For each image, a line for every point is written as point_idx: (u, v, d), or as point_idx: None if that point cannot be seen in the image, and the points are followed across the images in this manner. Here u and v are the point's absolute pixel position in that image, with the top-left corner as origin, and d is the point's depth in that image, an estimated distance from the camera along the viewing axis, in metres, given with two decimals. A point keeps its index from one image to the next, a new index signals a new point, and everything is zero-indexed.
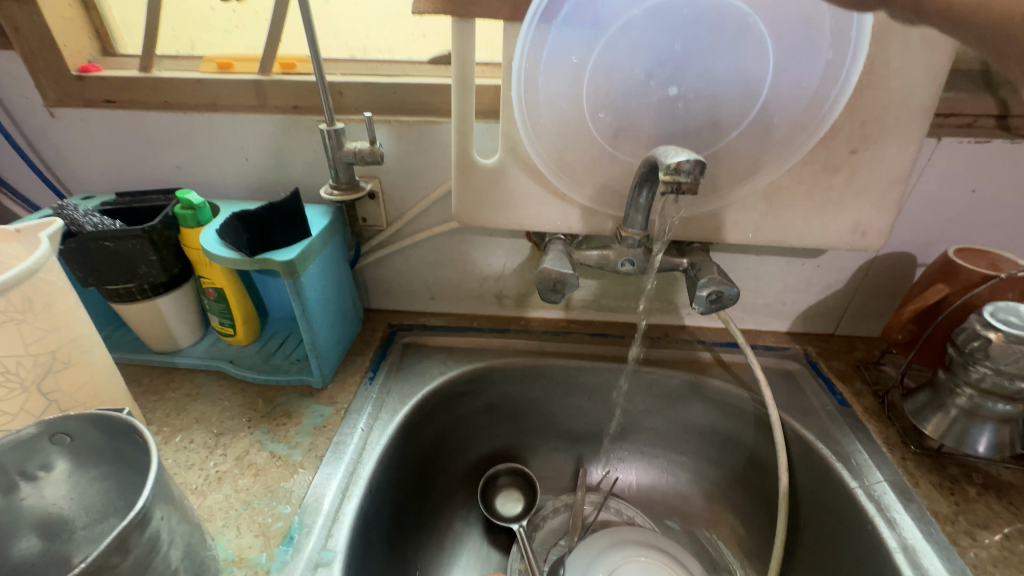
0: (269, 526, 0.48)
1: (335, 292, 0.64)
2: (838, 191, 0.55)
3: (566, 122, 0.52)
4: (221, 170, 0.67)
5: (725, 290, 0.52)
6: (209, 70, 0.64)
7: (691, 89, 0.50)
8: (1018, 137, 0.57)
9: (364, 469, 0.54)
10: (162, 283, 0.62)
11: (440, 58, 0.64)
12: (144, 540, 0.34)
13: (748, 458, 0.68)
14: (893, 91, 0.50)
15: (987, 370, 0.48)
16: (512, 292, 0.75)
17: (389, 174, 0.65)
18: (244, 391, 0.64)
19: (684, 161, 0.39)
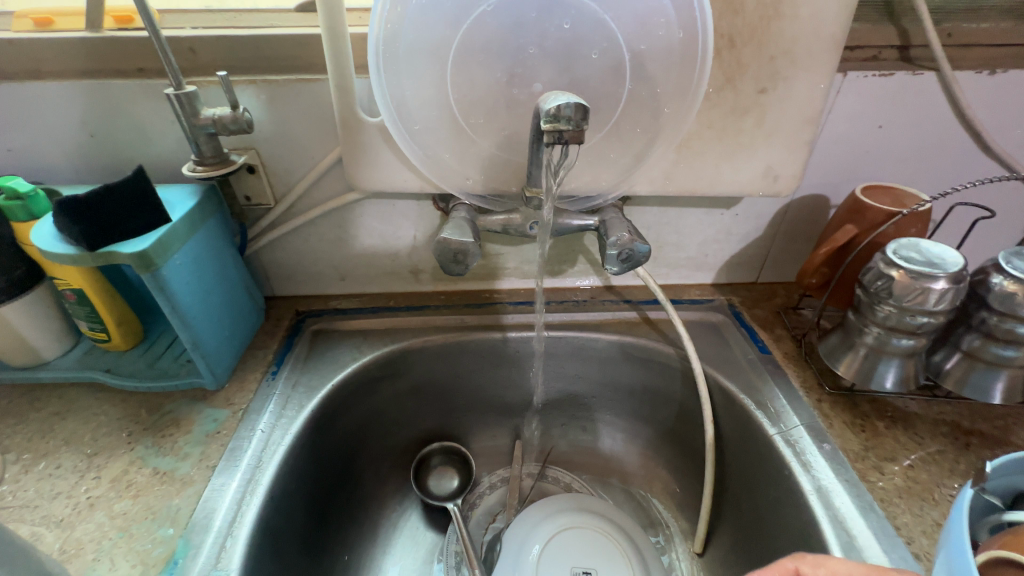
0: (149, 552, 0.43)
1: (218, 283, 0.57)
2: (747, 134, 0.53)
3: (445, 75, 0.46)
4: (62, 152, 0.57)
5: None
6: (24, 29, 0.53)
7: (582, 27, 0.44)
8: (918, 67, 0.56)
9: (264, 475, 0.49)
10: (4, 290, 0.53)
11: (309, 5, 0.55)
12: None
13: (678, 414, 0.67)
14: (800, 20, 0.47)
15: (891, 308, 0.48)
16: (427, 266, 0.70)
17: (266, 143, 0.57)
18: (125, 401, 0.56)
19: (564, 105, 0.35)
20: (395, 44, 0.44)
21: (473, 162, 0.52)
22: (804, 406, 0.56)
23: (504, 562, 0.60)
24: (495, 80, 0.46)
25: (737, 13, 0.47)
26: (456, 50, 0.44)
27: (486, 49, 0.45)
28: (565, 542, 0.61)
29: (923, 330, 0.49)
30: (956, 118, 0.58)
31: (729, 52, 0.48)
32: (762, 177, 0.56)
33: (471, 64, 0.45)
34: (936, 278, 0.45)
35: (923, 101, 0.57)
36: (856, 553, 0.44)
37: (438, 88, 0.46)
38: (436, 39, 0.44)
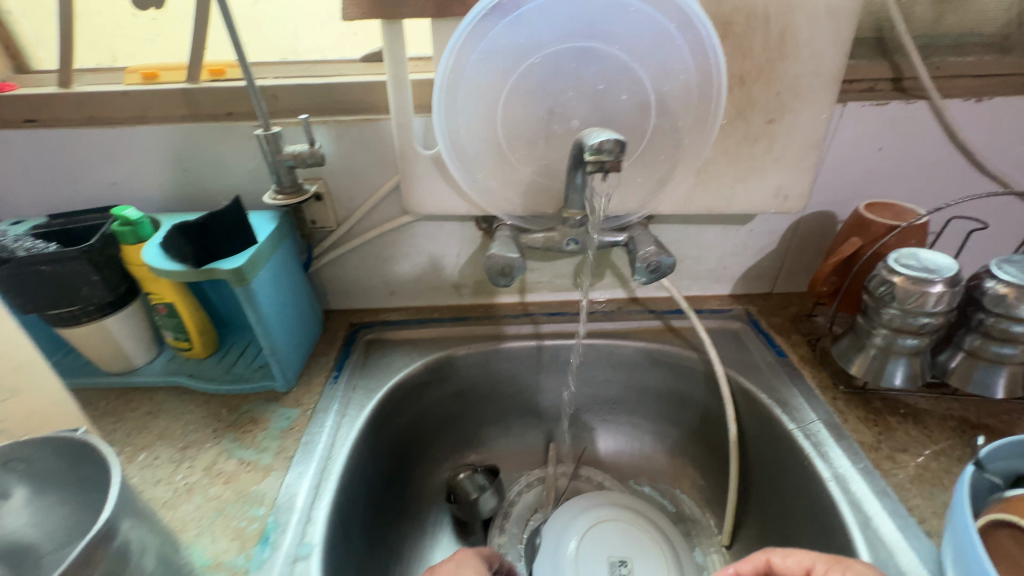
0: (244, 529, 0.49)
1: (290, 296, 0.64)
2: (759, 158, 0.60)
3: (496, 115, 0.54)
4: (158, 184, 0.65)
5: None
6: (134, 83, 0.62)
7: (613, 74, 0.51)
8: (911, 96, 0.62)
9: (336, 465, 0.56)
10: (109, 303, 0.60)
11: (373, 56, 0.64)
12: (102, 566, 0.34)
13: (702, 415, 0.72)
14: (802, 60, 0.54)
15: (896, 311, 0.54)
16: (469, 281, 0.77)
17: (333, 174, 0.65)
18: (207, 402, 0.64)
19: (605, 141, 0.41)
20: (454, 92, 0.51)
21: (516, 187, 0.60)
22: (820, 404, 0.61)
23: (543, 557, 0.64)
24: (537, 117, 0.54)
25: (746, 56, 0.54)
26: (505, 95, 0.52)
27: (531, 93, 0.52)
28: (600, 535, 0.66)
29: (926, 330, 0.54)
30: (949, 140, 0.64)
31: (740, 89, 0.56)
32: (773, 197, 0.62)
33: (517, 105, 0.53)
34: (934, 282, 0.51)
35: (917, 126, 0.63)
36: (872, 532, 0.48)
37: (489, 125, 0.54)
38: (488, 87, 0.52)
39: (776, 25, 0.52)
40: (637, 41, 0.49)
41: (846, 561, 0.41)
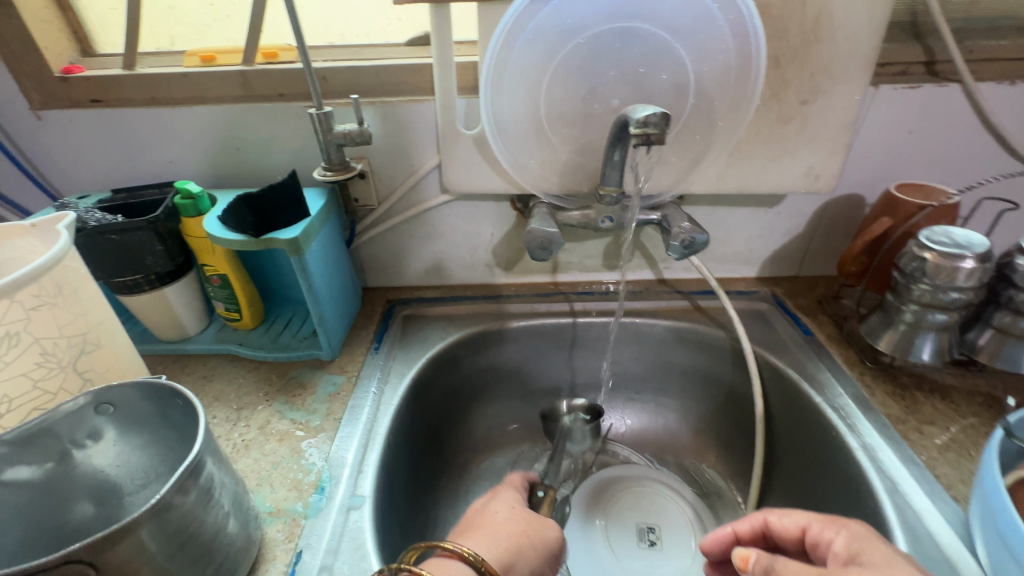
0: (301, 480, 0.52)
1: (336, 269, 0.68)
2: (791, 138, 0.61)
3: (539, 94, 0.56)
4: (213, 162, 0.69)
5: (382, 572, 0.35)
6: (193, 65, 0.65)
7: (654, 55, 0.53)
8: (944, 79, 0.63)
9: (382, 426, 0.59)
10: (168, 273, 0.64)
11: (417, 40, 0.66)
12: (190, 496, 0.36)
13: (728, 392, 0.74)
14: (837, 42, 0.56)
15: (926, 286, 0.55)
16: (501, 260, 0.79)
17: (377, 153, 0.68)
18: (257, 369, 0.67)
19: (651, 114, 0.43)
20: (500, 72, 0.54)
21: (555, 165, 0.62)
22: (847, 379, 0.63)
23: (570, 530, 0.66)
24: (578, 97, 0.56)
25: (782, 38, 0.56)
26: (548, 75, 0.54)
27: (573, 73, 0.55)
28: (628, 505, 0.68)
29: (955, 305, 0.55)
30: (981, 124, 0.65)
31: (775, 71, 0.57)
32: (804, 177, 0.64)
33: (560, 85, 0.55)
34: (965, 257, 0.52)
35: (949, 109, 0.65)
36: (900, 497, 0.50)
37: (532, 105, 0.56)
38: (533, 66, 0.54)
39: (812, 7, 0.54)
40: (678, 22, 0.51)
41: (842, 520, 0.40)
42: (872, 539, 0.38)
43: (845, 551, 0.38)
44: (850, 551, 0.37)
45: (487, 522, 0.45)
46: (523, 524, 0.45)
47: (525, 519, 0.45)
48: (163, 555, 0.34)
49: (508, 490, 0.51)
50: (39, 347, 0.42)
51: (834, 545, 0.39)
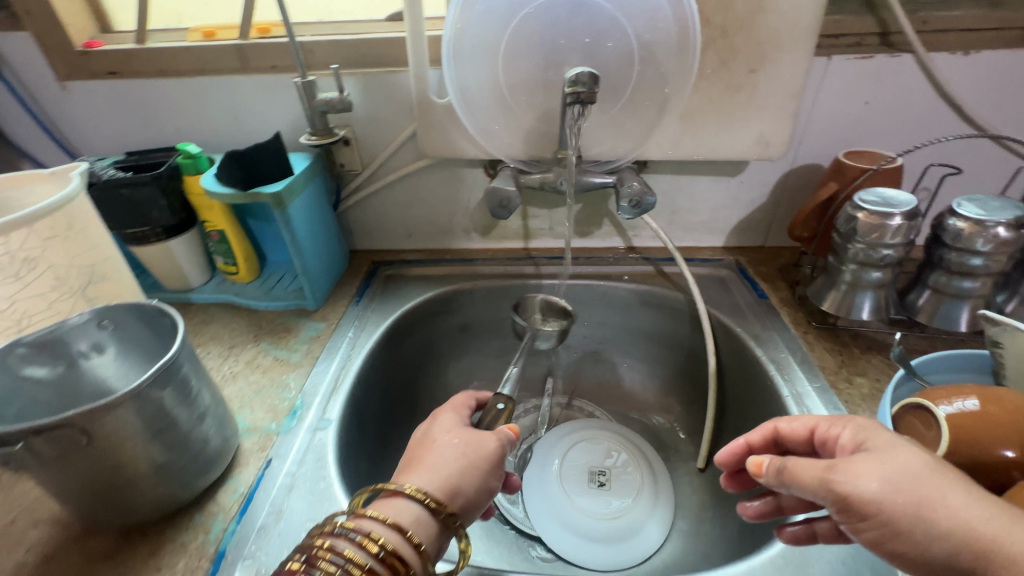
0: (277, 405, 0.59)
1: (321, 227, 0.74)
2: (741, 106, 0.65)
3: (497, 61, 0.60)
4: (213, 129, 0.76)
5: (333, 516, 0.39)
6: (196, 40, 0.73)
7: (600, 24, 0.57)
8: (897, 50, 0.65)
9: (354, 364, 0.66)
10: (172, 227, 0.71)
11: (396, 16, 0.72)
12: (167, 390, 0.42)
13: (687, 353, 0.78)
14: (781, 12, 0.59)
15: (859, 245, 0.58)
16: (478, 225, 0.85)
17: (359, 122, 0.74)
18: (250, 315, 0.75)
19: (580, 74, 0.49)
20: (461, 42, 0.59)
21: (517, 130, 0.67)
22: (790, 337, 0.66)
23: (530, 474, 0.72)
24: (534, 65, 0.61)
25: (727, 9, 0.59)
26: (505, 44, 0.59)
27: (528, 42, 0.59)
28: (584, 452, 0.74)
29: (887, 263, 0.58)
30: (935, 93, 0.67)
31: (723, 40, 0.61)
32: (755, 144, 0.67)
33: (517, 54, 0.60)
34: (893, 215, 0.55)
35: (902, 78, 0.67)
36: None
37: (492, 72, 0.61)
38: (491, 38, 0.59)
39: None
40: None
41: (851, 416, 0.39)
42: (876, 428, 0.36)
43: (851, 442, 0.36)
44: (857, 441, 0.36)
45: (428, 449, 0.46)
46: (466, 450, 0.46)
47: (465, 440, 0.47)
48: (145, 435, 0.41)
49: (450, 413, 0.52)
50: (53, 273, 0.50)
51: (841, 440, 0.37)
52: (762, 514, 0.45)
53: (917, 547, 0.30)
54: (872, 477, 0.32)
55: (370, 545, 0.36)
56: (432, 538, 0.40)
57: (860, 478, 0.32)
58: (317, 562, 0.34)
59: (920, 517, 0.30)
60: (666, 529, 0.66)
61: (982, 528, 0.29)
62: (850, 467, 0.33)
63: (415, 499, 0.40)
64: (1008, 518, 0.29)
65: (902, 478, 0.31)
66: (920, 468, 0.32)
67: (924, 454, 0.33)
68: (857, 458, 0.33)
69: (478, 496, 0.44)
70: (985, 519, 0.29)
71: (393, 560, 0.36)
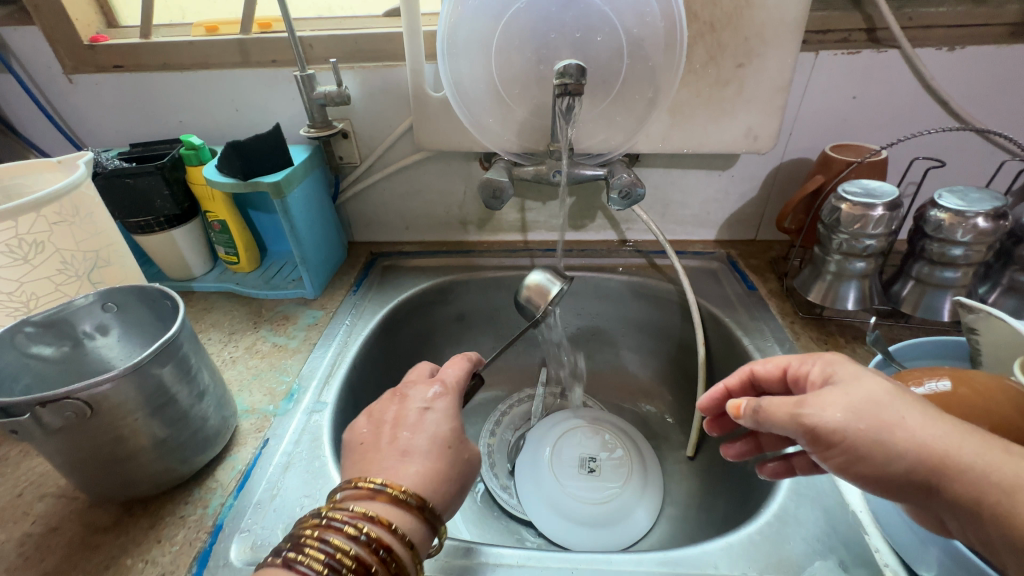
0: (275, 388, 0.61)
1: (320, 218, 0.76)
2: (729, 100, 0.66)
3: (490, 55, 0.62)
4: (216, 122, 0.78)
5: (348, 517, 0.37)
6: (199, 34, 0.75)
7: (590, 19, 0.59)
8: (883, 46, 0.67)
9: (350, 350, 0.67)
10: (175, 216, 0.73)
11: (393, 12, 0.74)
12: (167, 367, 0.44)
13: (678, 344, 0.80)
14: (767, 7, 0.60)
15: (843, 236, 0.59)
16: (474, 218, 0.87)
17: (358, 115, 0.76)
18: (250, 303, 0.76)
19: (568, 66, 0.51)
20: (455, 36, 0.60)
21: (510, 123, 0.68)
22: (777, 327, 0.68)
23: (522, 463, 0.73)
24: (527, 59, 0.62)
25: (715, 4, 0.60)
26: (498, 39, 0.61)
27: (520, 36, 0.61)
28: (575, 439, 0.75)
29: (870, 253, 0.60)
30: (921, 89, 0.68)
31: (711, 35, 0.62)
32: (744, 137, 0.68)
33: (510, 48, 0.61)
34: (875, 206, 0.56)
35: (888, 74, 0.68)
36: None
37: (486, 66, 0.63)
38: (484, 32, 0.60)
39: None
40: None
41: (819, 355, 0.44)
42: (842, 362, 0.41)
43: (821, 377, 0.41)
44: (825, 376, 0.41)
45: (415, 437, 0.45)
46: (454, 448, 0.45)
47: (456, 438, 0.46)
48: (145, 410, 0.43)
49: (450, 397, 0.50)
50: (59, 256, 0.52)
51: (811, 376, 0.42)
52: (747, 452, 0.53)
53: (878, 466, 0.35)
54: (837, 409, 0.36)
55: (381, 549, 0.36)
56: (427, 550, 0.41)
57: (827, 409, 0.36)
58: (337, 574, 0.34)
59: (881, 438, 0.35)
60: (654, 514, 0.68)
61: (933, 443, 0.33)
62: (818, 400, 0.37)
63: (428, 521, 0.40)
64: (957, 434, 0.34)
65: (864, 406, 0.36)
66: (880, 395, 0.36)
67: (885, 384, 0.37)
68: (826, 393, 0.37)
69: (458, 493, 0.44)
70: (938, 435, 0.34)
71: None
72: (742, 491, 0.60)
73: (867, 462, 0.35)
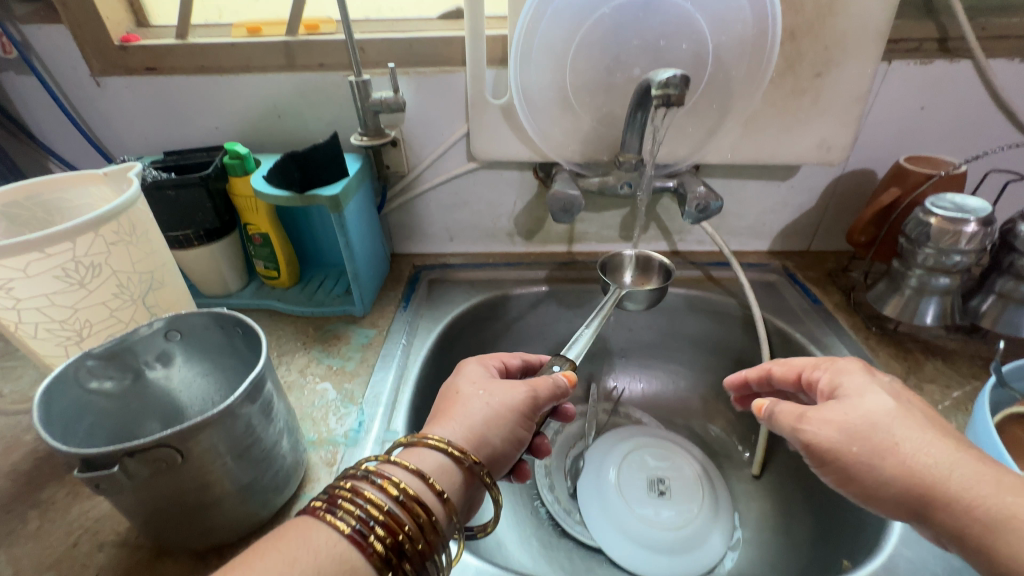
0: (339, 415, 0.57)
1: (370, 230, 0.72)
2: (804, 111, 0.64)
3: (563, 62, 0.59)
4: (256, 128, 0.74)
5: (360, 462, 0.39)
6: (241, 36, 0.70)
7: (674, 28, 0.56)
8: (957, 56, 0.65)
9: (411, 373, 0.63)
10: (215, 230, 0.68)
11: (450, 14, 0.70)
12: (255, 406, 0.40)
13: (738, 358, 0.78)
14: (851, 15, 0.58)
15: (930, 251, 0.58)
16: (523, 228, 0.83)
17: (409, 122, 0.72)
18: (294, 322, 0.72)
19: (671, 77, 0.48)
20: (529, 42, 0.57)
21: (576, 134, 0.66)
22: (852, 343, 0.66)
23: (585, 484, 0.70)
24: (603, 67, 0.59)
25: (798, 12, 0.58)
26: (574, 46, 0.58)
27: (598, 43, 0.58)
28: (638, 460, 0.73)
29: (958, 268, 0.58)
30: (990, 99, 0.68)
31: (791, 44, 0.60)
32: (814, 148, 0.67)
33: (584, 56, 0.59)
34: (969, 221, 0.55)
35: (959, 85, 0.67)
36: None
37: (559, 73, 0.60)
38: (560, 39, 0.57)
39: None
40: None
41: (833, 360, 0.47)
42: (852, 370, 0.44)
43: (830, 385, 0.44)
44: (833, 385, 0.44)
45: (454, 401, 0.45)
46: (492, 399, 0.45)
47: (495, 391, 0.46)
48: (232, 455, 0.39)
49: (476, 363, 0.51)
50: (116, 280, 0.47)
51: (821, 383, 0.46)
52: None
53: (868, 489, 0.38)
54: (832, 428, 0.40)
55: (392, 488, 0.36)
56: (463, 501, 0.39)
57: (824, 427, 0.40)
58: (338, 503, 0.34)
59: (871, 462, 0.38)
60: (729, 539, 0.65)
61: (923, 471, 0.36)
62: (818, 416, 0.41)
63: (439, 448, 0.40)
64: (953, 459, 0.36)
65: (859, 428, 0.39)
66: (880, 415, 0.39)
67: (887, 403, 0.40)
68: (829, 412, 0.41)
69: (502, 447, 0.43)
70: (934, 463, 0.36)
71: (416, 506, 0.36)
72: (830, 516, 0.58)
73: (857, 482, 0.39)
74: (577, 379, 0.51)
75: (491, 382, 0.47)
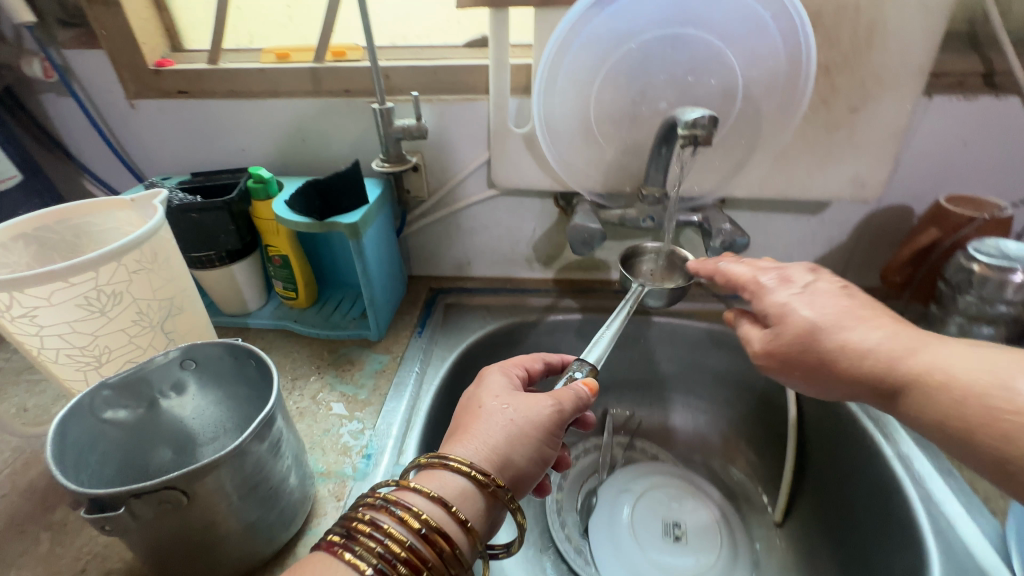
0: (349, 446, 0.56)
1: (388, 255, 0.72)
2: (837, 146, 0.62)
3: (588, 94, 0.58)
4: (280, 150, 0.75)
5: (376, 488, 0.37)
6: (270, 61, 0.71)
7: (703, 62, 0.55)
8: (1004, 91, 0.62)
9: (423, 404, 0.62)
10: (236, 251, 0.69)
11: (476, 42, 0.71)
12: (264, 445, 0.40)
13: (761, 397, 0.75)
14: (890, 51, 0.56)
15: (971, 299, 0.55)
16: (542, 254, 0.82)
17: (431, 147, 0.72)
18: (310, 344, 0.72)
19: (699, 117, 0.47)
20: (553, 75, 0.56)
21: (599, 164, 0.64)
22: None
23: (597, 523, 0.68)
24: (628, 99, 0.58)
25: (833, 46, 0.56)
26: (600, 80, 0.57)
27: (624, 77, 0.57)
28: (653, 501, 0.70)
29: (1003, 317, 0.55)
30: None
31: (825, 78, 0.58)
32: (847, 184, 0.64)
33: (609, 88, 0.57)
34: (1016, 270, 0.52)
35: (1005, 120, 0.64)
36: (937, 508, 0.51)
37: (582, 105, 0.59)
38: (585, 72, 0.57)
39: (866, 16, 0.54)
40: (732, 34, 0.53)
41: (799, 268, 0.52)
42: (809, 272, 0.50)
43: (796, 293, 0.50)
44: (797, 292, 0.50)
45: (475, 416, 0.43)
46: (514, 413, 0.42)
47: (517, 406, 0.43)
48: (238, 494, 0.38)
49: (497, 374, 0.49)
50: (136, 307, 0.48)
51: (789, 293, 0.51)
52: None
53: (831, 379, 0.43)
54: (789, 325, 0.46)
55: (412, 520, 0.34)
56: (487, 525, 0.38)
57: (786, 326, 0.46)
58: (357, 537, 0.33)
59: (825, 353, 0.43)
60: None
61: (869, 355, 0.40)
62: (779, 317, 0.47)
63: (460, 472, 0.37)
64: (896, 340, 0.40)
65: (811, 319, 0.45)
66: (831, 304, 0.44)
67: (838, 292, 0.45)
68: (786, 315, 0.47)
69: (528, 467, 0.41)
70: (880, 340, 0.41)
71: (438, 538, 0.34)
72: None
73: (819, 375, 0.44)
74: (599, 386, 0.47)
75: (513, 395, 0.45)
